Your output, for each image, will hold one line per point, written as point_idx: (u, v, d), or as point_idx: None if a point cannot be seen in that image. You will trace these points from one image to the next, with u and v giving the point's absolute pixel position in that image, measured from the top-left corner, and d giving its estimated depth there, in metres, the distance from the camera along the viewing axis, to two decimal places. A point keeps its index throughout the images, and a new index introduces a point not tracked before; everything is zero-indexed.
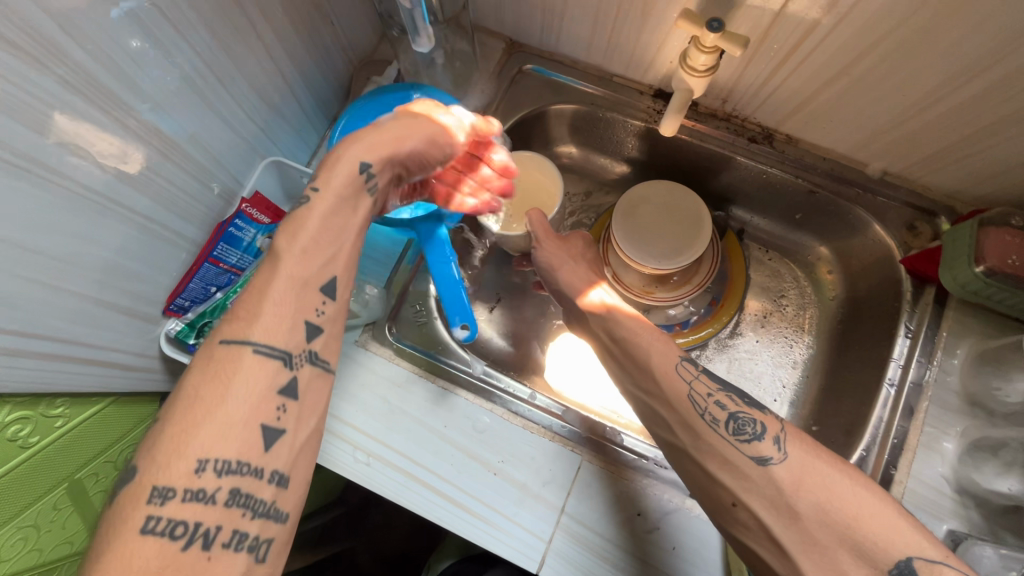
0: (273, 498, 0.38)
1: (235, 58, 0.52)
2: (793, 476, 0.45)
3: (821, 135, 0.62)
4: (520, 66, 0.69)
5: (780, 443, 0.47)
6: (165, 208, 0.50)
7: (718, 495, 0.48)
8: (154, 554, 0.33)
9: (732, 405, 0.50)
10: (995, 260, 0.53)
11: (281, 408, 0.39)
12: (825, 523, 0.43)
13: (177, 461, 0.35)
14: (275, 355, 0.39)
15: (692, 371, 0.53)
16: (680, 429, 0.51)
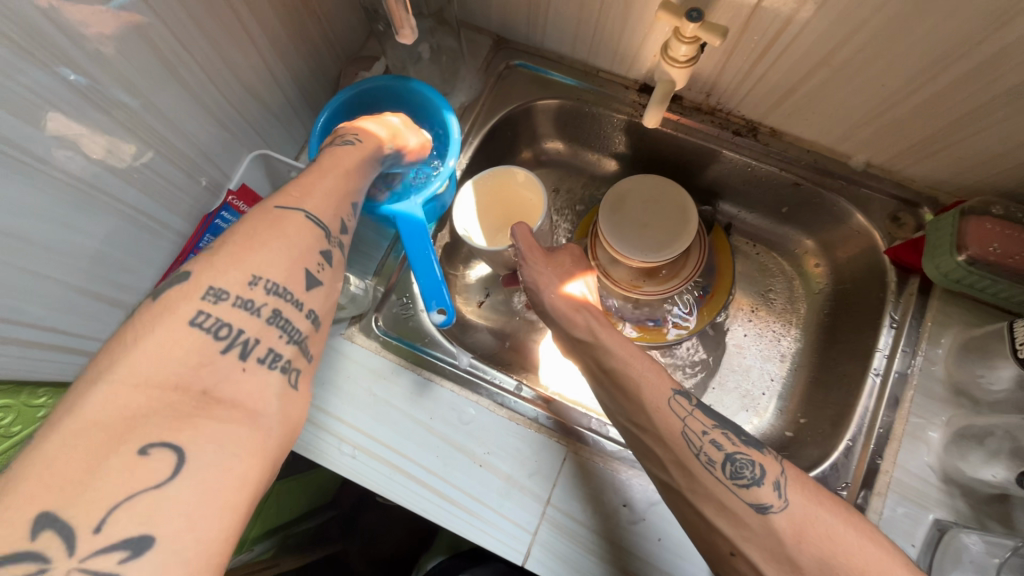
0: (309, 335, 0.38)
1: (223, 51, 0.52)
2: (794, 526, 0.45)
3: (804, 127, 0.63)
4: (507, 62, 0.69)
5: (780, 489, 0.46)
6: (151, 199, 0.50)
7: (717, 543, 0.48)
8: (196, 348, 0.32)
9: (729, 445, 0.49)
10: (976, 249, 0.53)
11: (320, 264, 0.39)
12: (825, 574, 0.43)
13: (233, 269, 0.36)
14: (317, 225, 0.40)
15: (686, 406, 0.51)
16: (676, 469, 0.49)
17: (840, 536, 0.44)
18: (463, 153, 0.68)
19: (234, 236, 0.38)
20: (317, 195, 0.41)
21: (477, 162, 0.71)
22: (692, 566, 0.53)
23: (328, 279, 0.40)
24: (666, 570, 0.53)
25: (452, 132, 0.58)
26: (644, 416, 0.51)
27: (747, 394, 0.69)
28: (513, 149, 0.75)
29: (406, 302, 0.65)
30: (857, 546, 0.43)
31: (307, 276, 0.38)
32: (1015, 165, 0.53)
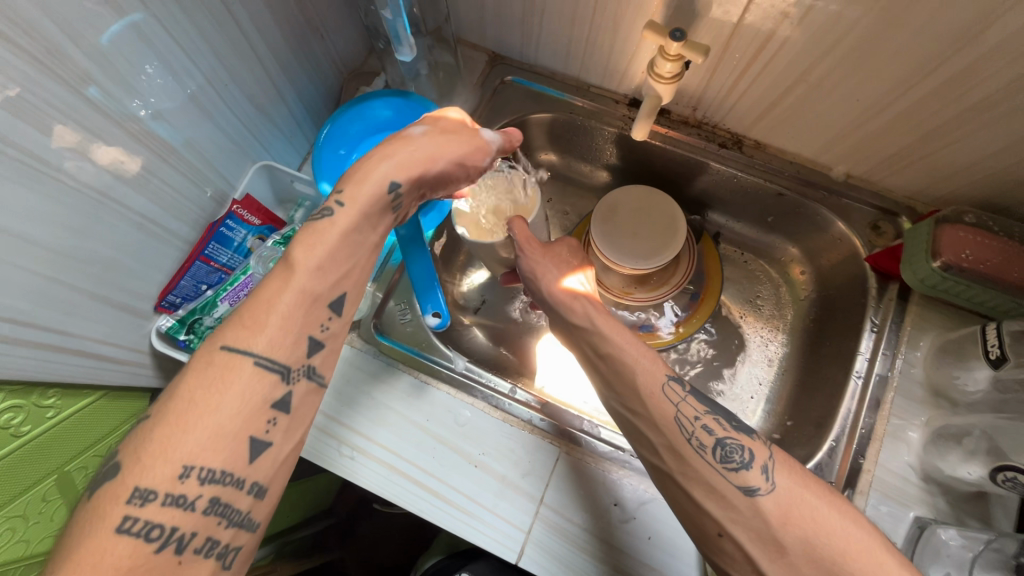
0: (249, 508, 0.40)
1: (230, 67, 0.55)
2: (780, 509, 0.45)
3: (787, 140, 0.65)
4: (502, 78, 0.72)
5: (768, 473, 0.46)
6: (160, 207, 0.53)
7: (703, 523, 0.48)
8: (129, 553, 0.34)
9: (720, 431, 0.49)
10: (950, 254, 0.56)
11: (271, 421, 0.41)
12: (811, 556, 0.43)
13: (183, 434, 0.36)
14: (273, 369, 0.41)
15: (679, 391, 0.52)
16: (667, 454, 0.50)
17: (824, 531, 0.43)
18: None
19: (179, 386, 0.38)
20: (285, 315, 0.42)
21: None
22: (680, 563, 0.55)
23: (279, 435, 0.41)
24: (656, 568, 0.55)
25: None
26: (638, 400, 0.52)
27: (736, 398, 0.71)
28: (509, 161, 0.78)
29: (405, 307, 0.68)
30: (843, 542, 0.43)
31: (254, 442, 0.39)
32: (985, 175, 0.56)
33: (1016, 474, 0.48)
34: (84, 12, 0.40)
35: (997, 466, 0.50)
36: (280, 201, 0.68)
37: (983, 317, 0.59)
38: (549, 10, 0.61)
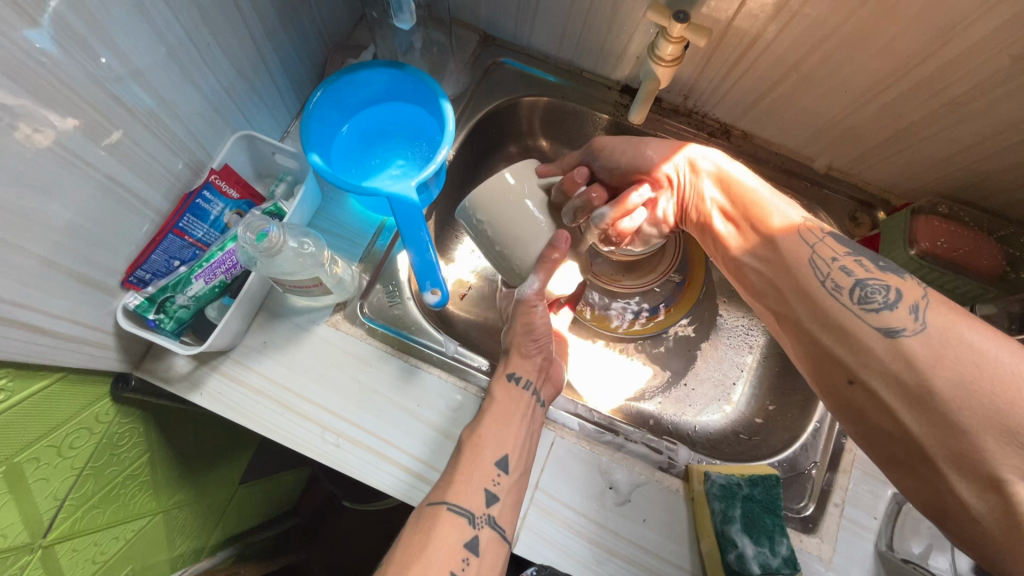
0: None
1: (211, 24, 0.51)
2: (931, 349, 0.40)
3: (773, 131, 0.67)
4: (494, 59, 0.71)
5: (916, 313, 0.43)
6: (130, 170, 0.48)
7: (834, 373, 0.45)
8: None
9: (861, 272, 0.46)
10: (926, 243, 0.59)
11: (464, 560, 0.45)
12: (966, 401, 0.37)
13: None
14: None
15: (817, 234, 0.50)
16: (797, 300, 0.48)
17: (987, 376, 0.37)
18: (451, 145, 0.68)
19: None
20: None
21: (464, 155, 0.72)
22: (675, 544, 0.55)
23: None
24: (652, 551, 0.55)
25: (447, 119, 0.55)
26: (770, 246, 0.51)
27: (720, 384, 0.72)
28: (499, 144, 0.77)
29: (393, 289, 0.64)
30: (1011, 390, 0.37)
31: None
32: (958, 169, 0.59)
33: None
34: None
35: None
36: (258, 175, 0.64)
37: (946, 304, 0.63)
38: None
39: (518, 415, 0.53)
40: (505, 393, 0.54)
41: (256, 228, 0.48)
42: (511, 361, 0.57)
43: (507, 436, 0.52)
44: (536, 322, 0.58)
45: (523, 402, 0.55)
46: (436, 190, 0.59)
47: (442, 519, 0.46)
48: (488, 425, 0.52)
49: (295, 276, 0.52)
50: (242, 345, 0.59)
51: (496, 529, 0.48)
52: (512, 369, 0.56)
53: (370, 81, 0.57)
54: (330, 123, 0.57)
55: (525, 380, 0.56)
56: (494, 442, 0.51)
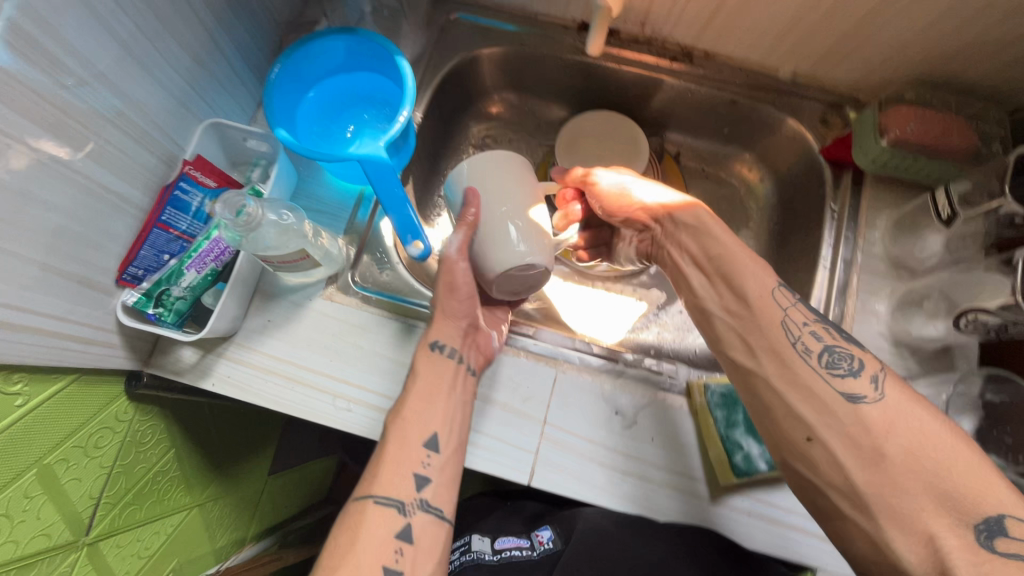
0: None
1: (161, 14, 0.51)
2: (884, 416, 0.44)
3: (735, 46, 0.67)
4: (448, 16, 0.71)
5: (877, 381, 0.46)
6: (106, 168, 0.49)
7: (791, 430, 0.47)
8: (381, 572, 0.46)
9: (829, 337, 0.49)
10: (897, 131, 0.59)
11: (399, 550, 0.48)
12: (910, 467, 0.42)
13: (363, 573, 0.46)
14: (391, 504, 0.49)
15: (789, 298, 0.51)
16: (767, 356, 0.50)
17: (931, 443, 0.42)
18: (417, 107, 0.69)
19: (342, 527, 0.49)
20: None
21: (433, 117, 0.72)
22: (684, 456, 0.57)
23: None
24: (663, 466, 0.57)
25: (406, 78, 0.55)
26: (745, 304, 0.52)
27: None
28: (466, 103, 0.77)
29: (381, 257, 0.64)
30: (970, 485, 0.40)
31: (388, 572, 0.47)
32: (921, 53, 0.59)
33: (974, 315, 0.53)
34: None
35: (958, 314, 0.55)
36: (233, 162, 0.64)
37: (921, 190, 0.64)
38: None
39: (445, 389, 0.54)
40: (427, 364, 0.55)
41: (233, 205, 0.50)
42: (432, 329, 0.57)
43: (433, 412, 0.53)
44: (457, 280, 0.57)
45: (449, 370, 0.55)
46: (406, 154, 0.61)
47: (370, 512, 0.49)
48: (412, 402, 0.53)
49: (281, 251, 0.53)
50: (244, 328, 0.60)
51: (431, 512, 0.50)
52: (435, 338, 0.57)
53: (326, 51, 0.57)
54: (294, 95, 0.58)
55: (448, 347, 0.57)
56: (421, 418, 0.52)
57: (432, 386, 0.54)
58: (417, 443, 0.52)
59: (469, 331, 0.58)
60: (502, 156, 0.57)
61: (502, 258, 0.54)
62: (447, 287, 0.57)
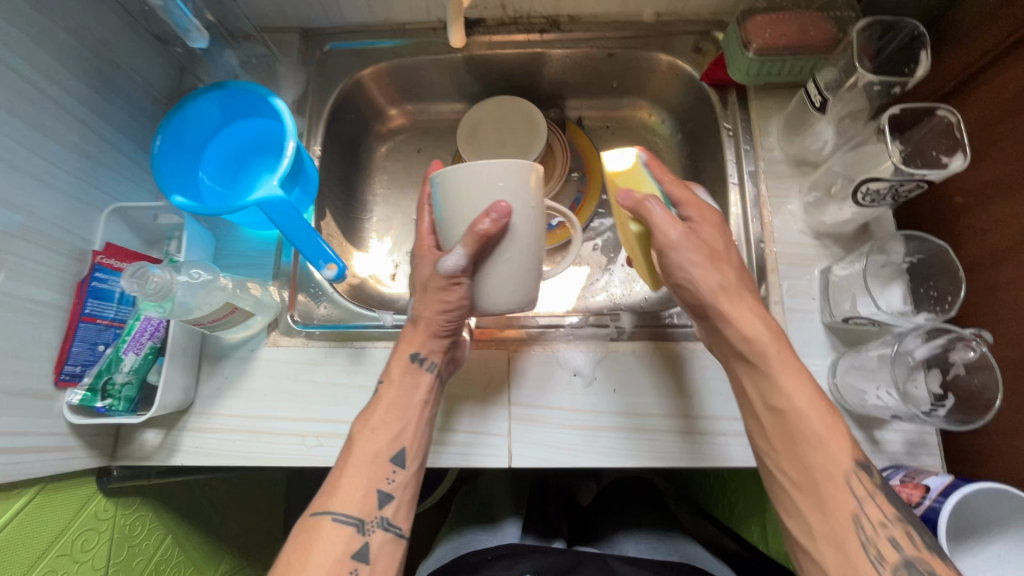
0: None
1: (33, 121, 0.52)
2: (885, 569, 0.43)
3: (593, 3, 0.69)
4: (321, 49, 0.73)
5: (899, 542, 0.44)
6: (15, 279, 0.50)
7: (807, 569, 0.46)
8: None
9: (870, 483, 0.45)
10: (760, 40, 0.61)
11: (354, 571, 0.46)
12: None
13: None
14: (350, 522, 0.48)
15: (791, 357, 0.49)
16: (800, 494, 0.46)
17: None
18: (313, 141, 0.70)
19: (289, 549, 0.47)
20: None
21: (335, 145, 0.73)
22: (649, 396, 0.59)
23: None
24: (632, 411, 0.58)
25: (283, 114, 0.57)
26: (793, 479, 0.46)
27: None
28: (365, 126, 0.79)
29: (315, 292, 0.66)
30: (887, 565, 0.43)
31: None
32: None
33: (868, 185, 0.53)
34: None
35: (856, 187, 0.54)
36: (150, 243, 0.65)
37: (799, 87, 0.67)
38: None
39: (417, 398, 0.53)
40: (404, 373, 0.53)
41: (141, 274, 0.51)
42: (412, 341, 0.54)
43: (402, 424, 0.52)
44: (452, 299, 0.51)
45: (424, 383, 0.53)
46: (310, 189, 0.63)
47: (325, 530, 0.47)
48: (382, 413, 0.52)
49: (204, 310, 0.54)
50: (199, 396, 0.61)
51: (391, 531, 0.49)
52: (416, 350, 0.54)
53: (205, 112, 0.59)
54: (184, 167, 0.59)
55: (429, 361, 0.54)
56: (392, 430, 0.51)
57: (405, 395, 0.53)
58: (384, 462, 0.50)
59: (449, 350, 0.55)
60: (535, 173, 0.47)
61: (500, 289, 0.51)
62: (440, 305, 0.51)
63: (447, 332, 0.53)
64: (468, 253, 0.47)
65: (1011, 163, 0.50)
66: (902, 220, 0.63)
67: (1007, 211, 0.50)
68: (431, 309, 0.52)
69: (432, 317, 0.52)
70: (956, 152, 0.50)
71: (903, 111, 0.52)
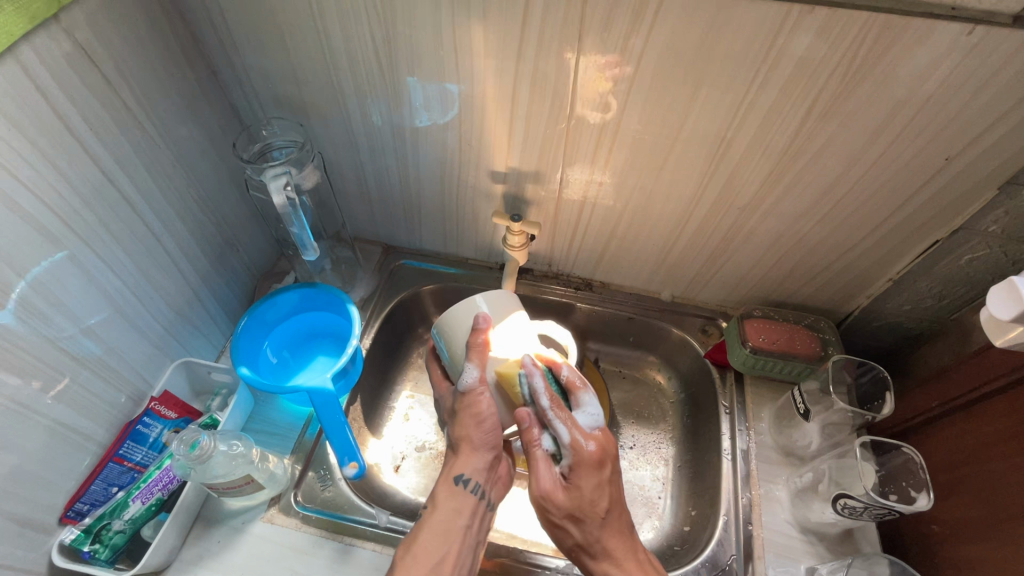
0: None
1: (158, 285, 0.64)
2: None
3: (621, 278, 0.85)
4: (395, 262, 0.89)
5: None
6: (78, 413, 0.56)
7: None
8: None
9: None
10: (753, 341, 0.73)
11: None
12: None
13: None
14: None
15: None
16: None
17: None
18: (366, 335, 0.81)
19: None
20: None
21: (382, 339, 0.84)
22: None
23: None
24: None
25: (354, 319, 0.68)
26: None
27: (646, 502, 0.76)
28: (411, 327, 0.91)
29: (325, 473, 0.69)
30: None
31: None
32: (755, 280, 0.78)
33: (846, 500, 0.59)
34: (28, 248, 0.49)
35: (837, 497, 0.60)
36: (196, 393, 0.72)
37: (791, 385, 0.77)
38: (424, 205, 0.80)
39: (461, 522, 0.57)
40: (450, 496, 0.58)
41: (188, 440, 0.56)
42: (459, 462, 0.60)
43: (444, 551, 0.54)
44: (481, 410, 0.58)
45: (468, 507, 0.58)
46: (353, 381, 0.71)
47: None
48: (423, 539, 0.55)
49: (226, 477, 0.58)
50: (177, 560, 0.61)
51: None
52: (459, 471, 0.59)
53: (289, 301, 0.71)
54: (256, 340, 0.69)
55: (472, 482, 0.59)
56: (433, 559, 0.53)
57: (448, 519, 0.57)
58: None
59: (492, 468, 0.61)
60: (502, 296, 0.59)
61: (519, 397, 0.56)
62: (474, 419, 0.58)
63: (488, 448, 0.60)
64: (480, 363, 0.56)
65: (976, 509, 0.55)
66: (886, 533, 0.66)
67: (978, 554, 0.54)
68: (471, 428, 0.59)
69: (470, 437, 0.59)
70: (922, 489, 0.57)
71: (870, 440, 0.62)
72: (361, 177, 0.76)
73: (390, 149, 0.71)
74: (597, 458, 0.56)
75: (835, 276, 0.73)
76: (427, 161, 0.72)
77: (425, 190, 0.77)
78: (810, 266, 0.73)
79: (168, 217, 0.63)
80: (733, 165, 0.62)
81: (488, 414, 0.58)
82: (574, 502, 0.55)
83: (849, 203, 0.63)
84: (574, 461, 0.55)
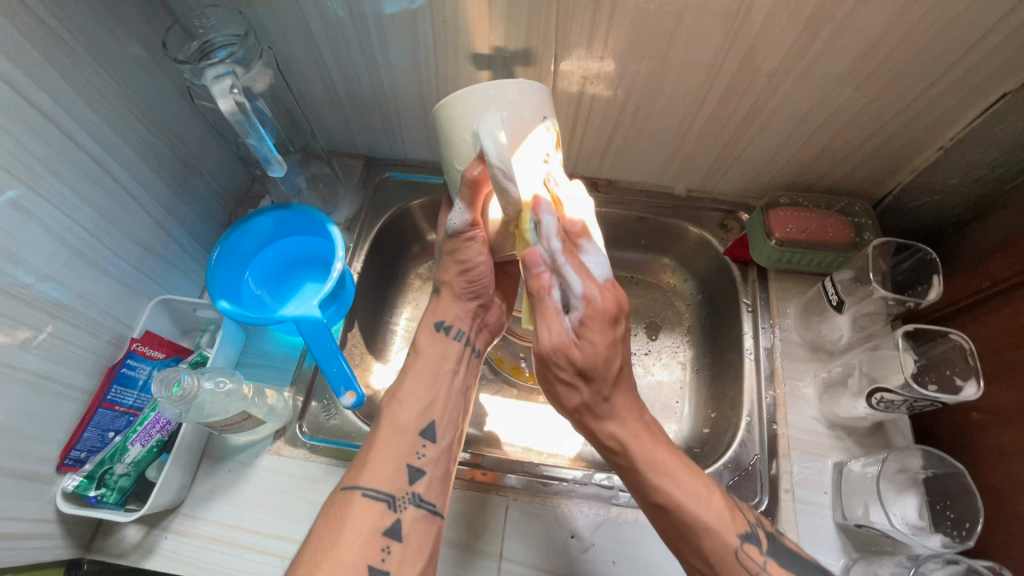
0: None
1: (115, 218, 0.58)
2: None
3: (629, 173, 0.77)
4: (380, 176, 0.81)
5: None
6: (55, 362, 0.53)
7: None
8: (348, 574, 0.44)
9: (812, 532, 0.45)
10: (780, 231, 0.66)
11: (385, 549, 0.46)
12: None
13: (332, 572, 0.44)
14: (381, 498, 0.48)
15: None
16: None
17: None
18: (356, 257, 0.76)
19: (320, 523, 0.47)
20: None
21: (375, 262, 0.79)
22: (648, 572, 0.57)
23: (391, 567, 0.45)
24: None
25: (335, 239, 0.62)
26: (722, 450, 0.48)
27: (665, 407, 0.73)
28: (405, 247, 0.84)
29: (328, 403, 0.66)
30: None
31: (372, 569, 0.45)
32: (783, 162, 0.69)
33: (884, 393, 0.54)
34: None
35: (873, 391, 0.56)
36: (184, 330, 0.69)
37: (819, 277, 0.71)
38: (402, 106, 0.70)
39: (447, 366, 0.56)
40: (432, 343, 0.57)
41: (170, 380, 0.53)
42: (439, 310, 0.59)
43: (432, 395, 0.54)
44: (470, 257, 0.56)
45: (453, 352, 0.57)
46: (346, 305, 0.67)
47: (356, 503, 0.47)
48: (410, 382, 0.54)
49: (221, 415, 0.55)
50: (190, 497, 0.60)
51: (423, 507, 0.50)
52: (441, 320, 0.58)
53: (262, 227, 0.65)
54: (233, 271, 0.64)
55: (455, 329, 0.58)
56: (421, 403, 0.53)
57: (434, 366, 0.56)
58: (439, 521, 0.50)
59: (477, 315, 0.60)
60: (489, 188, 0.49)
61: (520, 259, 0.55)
62: (460, 266, 0.56)
63: (468, 295, 0.58)
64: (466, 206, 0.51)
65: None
66: (918, 423, 0.63)
67: (1022, 440, 0.51)
68: (450, 272, 0.57)
69: (452, 281, 0.58)
70: (969, 376, 0.53)
71: (913, 329, 0.56)
72: (325, 77, 0.67)
73: (354, 42, 0.60)
74: (610, 306, 0.49)
75: (875, 151, 0.64)
76: (398, 53, 0.61)
77: (400, 89, 0.67)
78: (846, 141, 0.63)
79: (110, 141, 0.56)
80: (761, 24, 0.51)
81: (475, 261, 0.56)
82: (587, 356, 0.48)
83: (897, 61, 0.53)
84: (591, 289, 0.49)
